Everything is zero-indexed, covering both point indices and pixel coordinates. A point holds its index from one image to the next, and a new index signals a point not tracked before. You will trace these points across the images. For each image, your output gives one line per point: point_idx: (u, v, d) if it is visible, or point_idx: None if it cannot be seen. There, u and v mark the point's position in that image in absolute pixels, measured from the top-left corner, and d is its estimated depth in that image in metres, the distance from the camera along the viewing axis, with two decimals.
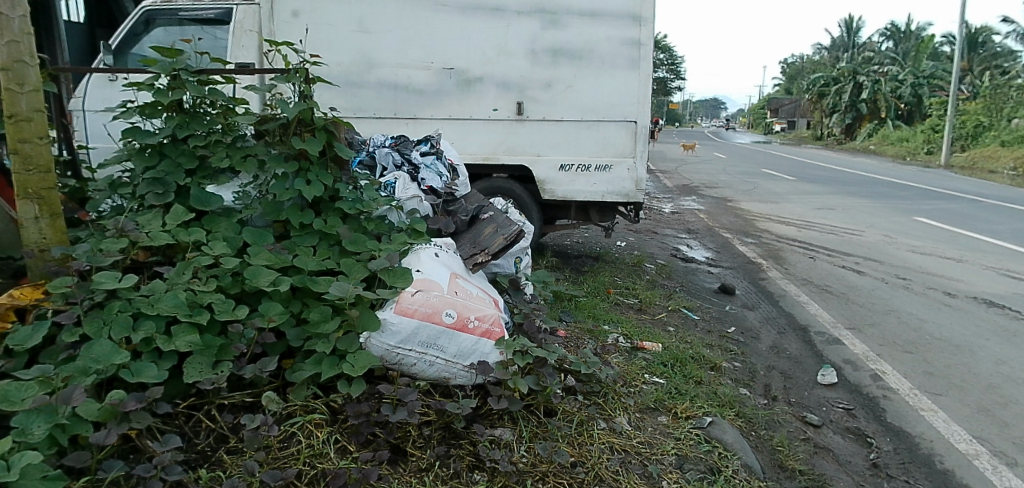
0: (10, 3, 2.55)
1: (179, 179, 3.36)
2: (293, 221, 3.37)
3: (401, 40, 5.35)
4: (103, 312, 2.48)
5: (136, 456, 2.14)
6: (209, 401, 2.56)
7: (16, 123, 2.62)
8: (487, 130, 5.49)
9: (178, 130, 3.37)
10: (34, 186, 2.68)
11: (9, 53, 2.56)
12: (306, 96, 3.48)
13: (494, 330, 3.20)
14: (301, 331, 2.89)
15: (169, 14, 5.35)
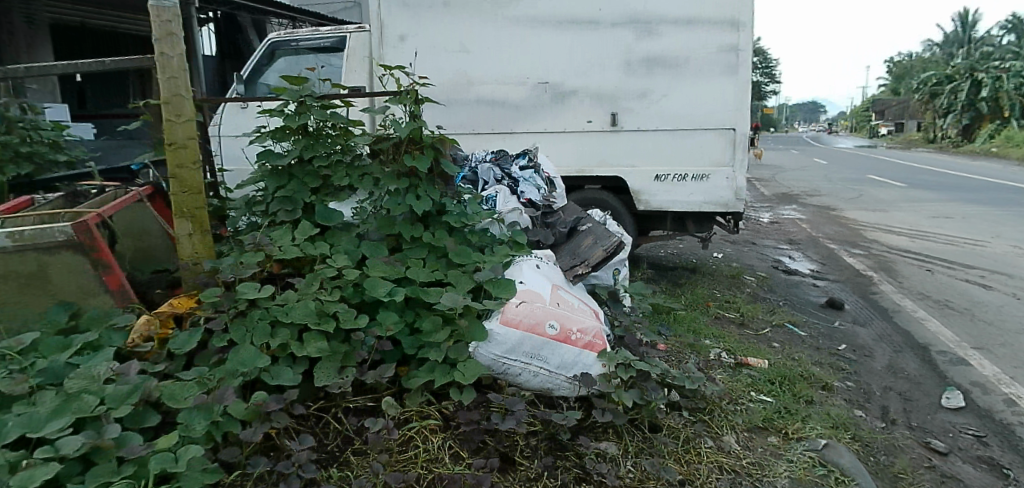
0: (170, 44, 2.89)
1: (305, 197, 3.63)
2: (405, 235, 3.55)
3: (498, 58, 5.50)
4: (246, 320, 2.74)
5: (276, 453, 2.34)
6: (336, 404, 2.76)
7: (175, 150, 2.96)
8: (582, 142, 5.54)
9: (304, 152, 3.64)
10: (188, 207, 3.01)
11: (169, 89, 2.91)
12: (416, 115, 3.66)
13: (595, 342, 3.21)
14: (415, 340, 3.03)
15: (290, 44, 5.78)
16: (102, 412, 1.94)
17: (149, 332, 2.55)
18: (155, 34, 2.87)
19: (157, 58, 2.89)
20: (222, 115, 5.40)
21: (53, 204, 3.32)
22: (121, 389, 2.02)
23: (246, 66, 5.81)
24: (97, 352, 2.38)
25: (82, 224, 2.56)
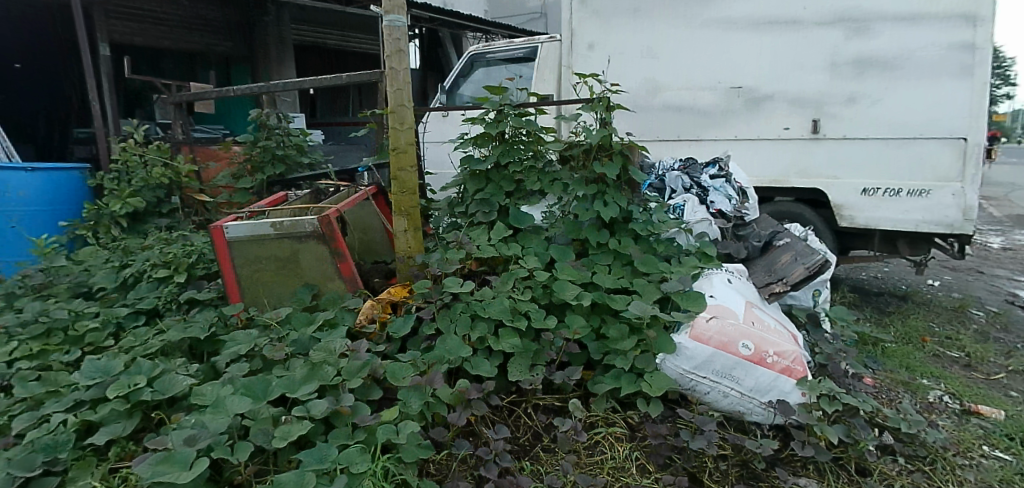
0: (398, 59, 3.21)
1: (501, 200, 3.82)
2: (591, 240, 3.57)
3: (687, 63, 5.23)
4: (450, 311, 2.95)
5: (475, 440, 2.50)
6: (527, 400, 2.87)
7: (397, 155, 3.28)
8: (777, 151, 5.03)
9: (502, 157, 3.81)
10: (406, 206, 3.33)
11: (396, 100, 3.24)
12: (607, 122, 3.70)
13: (794, 368, 2.99)
14: (601, 345, 3.05)
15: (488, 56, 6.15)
16: (339, 382, 2.22)
17: (373, 315, 2.87)
18: (387, 51, 3.21)
19: (388, 72, 3.23)
20: (432, 122, 5.91)
21: (301, 201, 3.88)
22: (354, 364, 2.30)
23: (450, 77, 6.26)
24: (332, 329, 2.73)
25: (326, 218, 2.94)
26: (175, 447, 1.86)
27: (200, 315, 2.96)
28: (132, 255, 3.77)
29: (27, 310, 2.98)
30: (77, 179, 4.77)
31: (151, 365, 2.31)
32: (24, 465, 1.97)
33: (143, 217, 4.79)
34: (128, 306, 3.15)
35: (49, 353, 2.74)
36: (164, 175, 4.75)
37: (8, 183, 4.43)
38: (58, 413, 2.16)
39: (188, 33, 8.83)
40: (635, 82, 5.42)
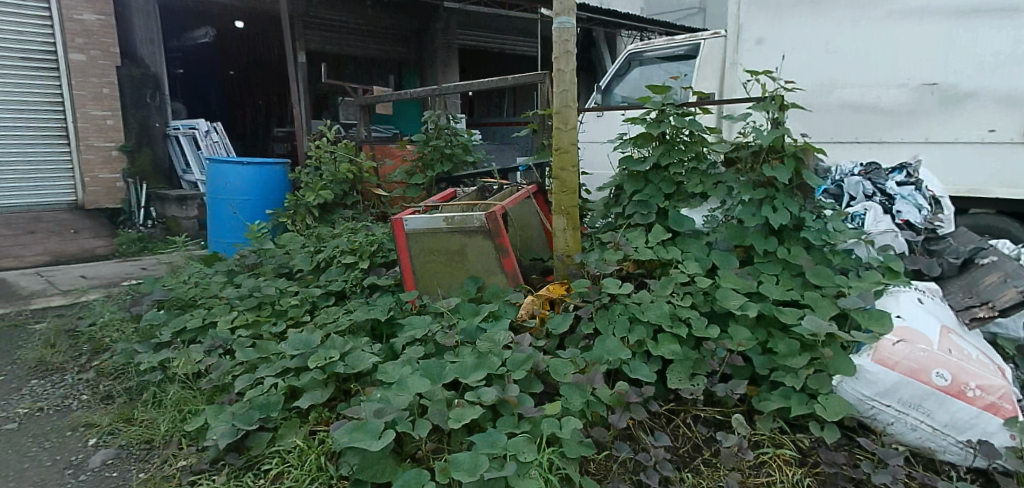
0: (566, 60, 3.26)
1: (659, 202, 3.70)
2: (757, 248, 3.36)
3: (870, 56, 4.45)
4: (608, 313, 2.94)
5: (634, 443, 2.49)
6: (687, 410, 2.79)
7: (561, 154, 3.35)
8: (981, 158, 4.10)
9: (662, 158, 3.69)
10: (565, 205, 3.38)
11: (560, 101, 3.29)
12: (779, 123, 3.48)
13: (1002, 406, 2.60)
14: (767, 360, 2.87)
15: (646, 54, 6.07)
16: (505, 372, 2.33)
17: (534, 311, 2.95)
18: (555, 53, 3.27)
19: (554, 73, 3.28)
20: (586, 121, 5.92)
21: (468, 197, 4.10)
22: (519, 356, 2.38)
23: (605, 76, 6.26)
24: (498, 321, 2.85)
25: (492, 214, 3.07)
26: (367, 418, 2.06)
27: (381, 299, 3.25)
28: (324, 241, 4.23)
29: (244, 286, 3.49)
30: (278, 173, 5.36)
31: (342, 342, 2.59)
32: (245, 419, 2.30)
33: (331, 208, 5.32)
34: (322, 287, 3.55)
35: (261, 323, 3.17)
36: (349, 171, 5.26)
37: (229, 175, 5.17)
38: (270, 376, 2.50)
39: (371, 41, 9.58)
40: (809, 79, 4.71)
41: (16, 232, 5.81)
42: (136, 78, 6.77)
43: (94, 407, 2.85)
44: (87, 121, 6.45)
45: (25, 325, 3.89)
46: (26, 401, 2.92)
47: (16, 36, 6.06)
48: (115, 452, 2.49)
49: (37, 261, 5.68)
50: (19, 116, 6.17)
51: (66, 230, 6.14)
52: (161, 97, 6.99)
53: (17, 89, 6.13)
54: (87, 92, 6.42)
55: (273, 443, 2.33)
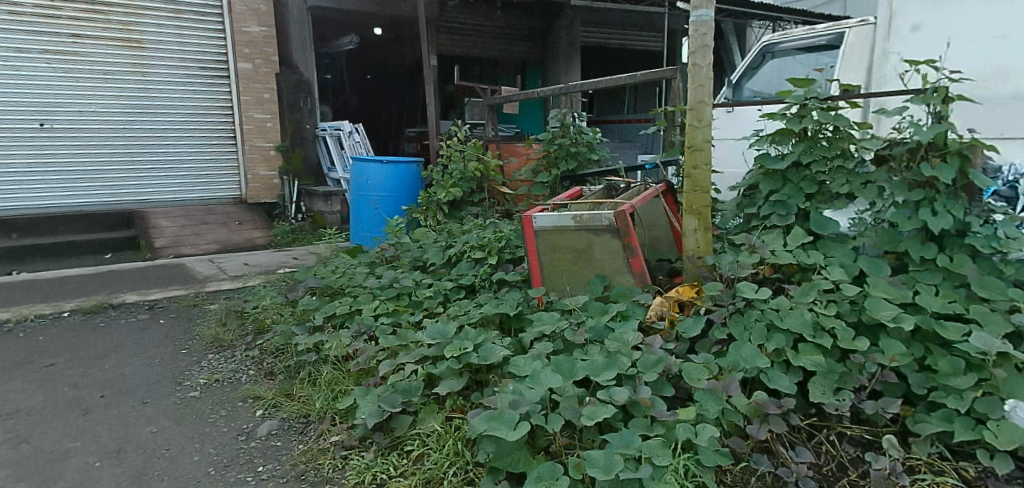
0: (702, 55, 3.13)
1: (799, 203, 3.44)
2: (913, 255, 3.05)
3: None
4: (743, 318, 2.79)
5: (773, 457, 2.37)
6: (831, 426, 2.61)
7: (693, 152, 3.23)
8: None
9: (803, 156, 3.45)
10: (698, 205, 3.26)
11: (695, 97, 3.19)
12: (942, 117, 3.14)
13: None
14: (926, 379, 2.61)
15: (783, 45, 5.72)
16: (636, 374, 2.31)
17: (664, 312, 2.85)
18: (691, 47, 3.16)
19: (689, 68, 3.18)
20: (722, 118, 5.65)
21: (596, 196, 4.09)
22: (651, 358, 2.35)
23: (738, 69, 6.02)
24: (627, 321, 2.82)
25: (622, 213, 3.05)
26: (504, 409, 2.13)
27: (510, 294, 3.33)
28: (455, 237, 4.40)
29: (384, 277, 3.74)
30: (413, 171, 5.63)
31: (475, 334, 2.72)
32: (390, 401, 2.47)
33: (460, 205, 5.52)
34: (453, 281, 3.73)
35: (400, 312, 3.39)
36: (477, 169, 5.46)
37: (371, 173, 5.53)
38: (410, 363, 2.67)
39: (495, 41, 9.81)
40: (974, 66, 3.98)
41: (193, 223, 6.58)
42: (291, 84, 7.41)
43: (260, 382, 3.18)
44: (250, 123, 7.20)
45: (202, 305, 4.43)
46: (205, 372, 3.31)
47: (196, 50, 6.93)
48: (278, 424, 2.75)
49: (206, 249, 6.26)
50: (197, 120, 7.04)
51: (233, 222, 6.85)
52: (312, 101, 7.63)
53: (196, 97, 7.00)
54: (250, 96, 7.15)
55: (414, 426, 2.48)
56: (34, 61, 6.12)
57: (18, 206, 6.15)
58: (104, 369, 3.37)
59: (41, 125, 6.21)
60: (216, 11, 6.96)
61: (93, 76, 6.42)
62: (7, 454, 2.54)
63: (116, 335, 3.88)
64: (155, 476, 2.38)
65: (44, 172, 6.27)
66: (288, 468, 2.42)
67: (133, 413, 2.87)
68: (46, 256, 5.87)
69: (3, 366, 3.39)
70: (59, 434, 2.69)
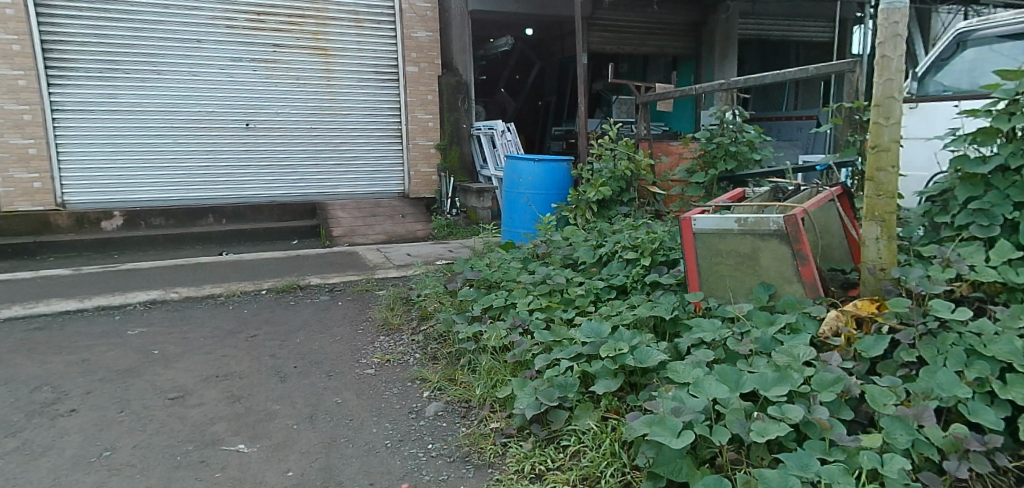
0: (893, 45, 2.80)
1: (1006, 212, 2.98)
2: None
3: None
4: (936, 340, 2.48)
5: None
6: None
7: (877, 153, 2.89)
8: None
9: (1013, 158, 2.96)
10: (880, 210, 2.88)
11: (883, 91, 2.85)
12: None
13: None
14: None
15: (984, 32, 4.98)
16: (810, 392, 2.18)
17: (839, 328, 2.61)
18: (881, 37, 2.84)
19: (878, 60, 2.85)
20: (908, 117, 5.07)
21: (760, 198, 3.86)
22: (828, 376, 2.19)
23: (924, 62, 5.34)
24: (796, 334, 2.63)
25: (792, 218, 2.83)
26: (665, 415, 2.09)
27: (664, 297, 3.25)
28: (607, 236, 4.36)
29: (538, 273, 3.82)
30: (563, 169, 5.67)
31: (630, 335, 2.72)
32: (547, 395, 2.54)
33: (609, 204, 5.44)
34: (604, 280, 3.71)
35: (553, 308, 3.44)
36: (627, 169, 5.32)
37: (524, 171, 5.66)
38: (566, 359, 2.72)
39: (649, 38, 9.49)
40: None
41: (364, 215, 7.14)
42: (451, 86, 7.84)
43: (426, 365, 3.41)
44: (415, 123, 7.76)
45: (373, 291, 4.82)
46: (378, 352, 3.61)
47: (372, 55, 7.52)
48: (443, 406, 2.93)
49: (375, 239, 6.76)
50: (372, 120, 7.64)
51: (397, 215, 7.34)
52: (469, 101, 7.94)
53: (371, 98, 7.59)
54: (416, 98, 7.70)
55: (569, 422, 2.51)
56: (243, 68, 6.95)
57: (227, 195, 7.05)
58: (295, 343, 3.78)
59: (247, 124, 7.05)
60: (390, 19, 7.53)
61: (288, 81, 7.18)
62: (226, 410, 2.93)
63: (303, 313, 4.33)
64: (343, 442, 2.63)
65: (249, 166, 7.11)
66: (454, 449, 2.55)
67: (320, 385, 3.20)
68: (247, 241, 6.66)
69: (218, 334, 3.92)
70: (264, 397, 3.07)
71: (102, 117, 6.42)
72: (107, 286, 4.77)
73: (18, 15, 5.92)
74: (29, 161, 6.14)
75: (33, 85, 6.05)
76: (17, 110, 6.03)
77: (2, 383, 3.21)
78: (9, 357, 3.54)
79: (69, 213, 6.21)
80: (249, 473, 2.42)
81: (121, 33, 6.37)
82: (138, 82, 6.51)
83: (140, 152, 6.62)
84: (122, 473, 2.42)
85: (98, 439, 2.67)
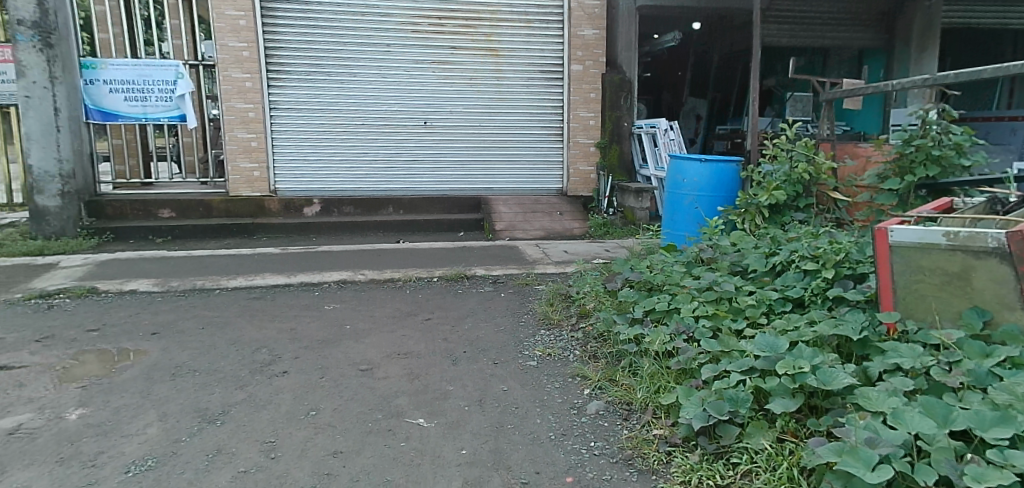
0: None
1: None
2: None
3: None
4: None
5: None
6: None
7: None
8: None
9: None
10: None
11: None
12: None
13: None
14: None
15: None
16: None
17: None
18: None
19: None
20: None
21: (972, 210, 3.39)
22: None
23: None
24: (1018, 370, 2.30)
25: (1019, 234, 2.46)
26: (858, 444, 1.97)
27: (851, 314, 2.98)
28: (781, 244, 4.05)
29: (704, 278, 3.66)
30: (733, 171, 5.39)
31: (811, 353, 2.57)
32: (717, 408, 2.45)
33: (782, 210, 4.97)
34: (778, 291, 3.48)
35: (721, 317, 3.29)
36: (805, 172, 4.81)
37: (690, 172, 5.44)
38: (737, 373, 2.63)
39: (830, 29, 8.55)
40: None
41: (525, 211, 7.33)
42: (615, 83, 7.75)
43: (586, 362, 3.44)
44: (577, 121, 7.81)
45: (533, 285, 4.93)
46: (540, 345, 3.71)
47: (541, 55, 7.68)
48: (604, 405, 2.94)
49: (534, 235, 6.90)
50: (538, 119, 7.81)
51: (556, 212, 7.44)
52: (632, 100, 7.84)
53: (539, 97, 7.77)
54: (579, 96, 7.76)
55: (740, 439, 2.41)
56: (424, 70, 7.44)
57: (406, 188, 7.61)
58: (463, 329, 4.01)
59: (425, 122, 7.54)
60: (559, 18, 7.63)
61: (464, 80, 7.55)
62: (406, 386, 3.18)
63: (469, 302, 4.56)
64: (510, 429, 2.76)
65: (425, 161, 7.62)
66: (617, 450, 2.56)
67: (487, 371, 3.36)
68: (419, 231, 7.13)
69: (396, 315, 4.26)
70: (438, 377, 3.29)
71: (306, 114, 7.22)
72: (305, 265, 5.37)
73: (249, 25, 6.82)
74: (251, 153, 7.06)
75: (257, 87, 6.94)
76: (244, 108, 6.95)
77: (230, 342, 3.75)
78: (234, 320, 4.13)
79: (279, 199, 7.08)
80: (429, 446, 2.63)
81: (326, 39, 7.12)
82: (337, 83, 7.24)
83: (336, 146, 7.38)
84: (324, 432, 2.73)
85: (305, 399, 3.03)
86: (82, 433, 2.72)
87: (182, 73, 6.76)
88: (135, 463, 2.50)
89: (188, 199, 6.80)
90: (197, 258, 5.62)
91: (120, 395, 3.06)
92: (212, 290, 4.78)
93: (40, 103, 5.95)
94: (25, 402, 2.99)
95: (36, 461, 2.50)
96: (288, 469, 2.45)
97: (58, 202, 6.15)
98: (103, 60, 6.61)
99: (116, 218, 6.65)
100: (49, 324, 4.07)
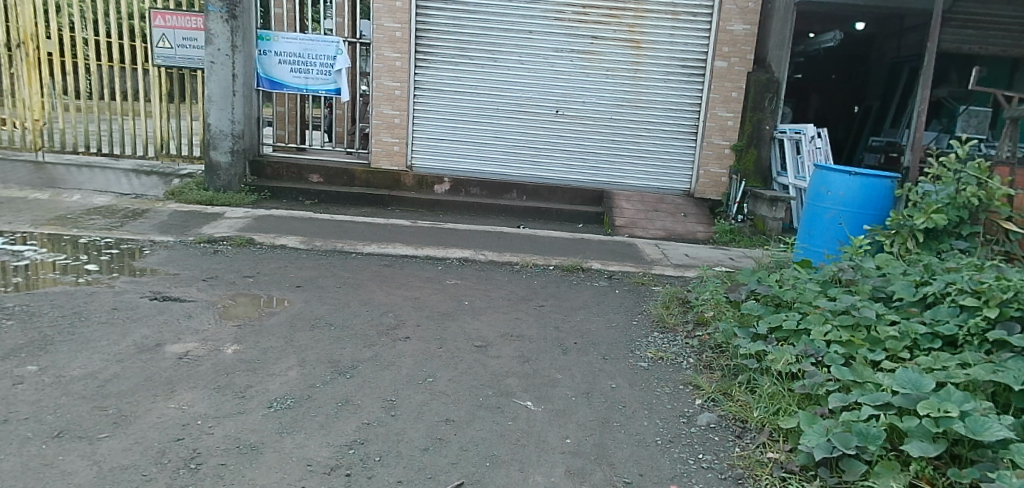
0: None
1: None
2: None
3: None
4: None
5: None
6: None
7: None
8: None
9: None
10: None
11: None
12: None
13: None
14: None
15: None
16: None
17: None
18: None
19: None
20: None
21: None
22: None
23: None
24: None
25: None
26: None
27: (1014, 361, 2.66)
28: (936, 273, 3.65)
29: (841, 300, 3.38)
30: (886, 187, 4.86)
31: (961, 398, 2.34)
32: (843, 440, 2.31)
33: (939, 234, 4.46)
34: (927, 324, 3.15)
35: (857, 345, 3.03)
36: (973, 196, 4.30)
37: (835, 183, 4.97)
38: (870, 406, 2.45)
39: None
40: None
41: (648, 209, 7.18)
42: (761, 83, 7.24)
43: (700, 372, 3.33)
44: (713, 120, 7.49)
45: (648, 285, 4.85)
46: (653, 347, 3.64)
47: (685, 48, 7.41)
48: (716, 418, 2.85)
49: (654, 234, 6.74)
50: (673, 115, 7.59)
51: (680, 213, 7.21)
52: (778, 101, 7.22)
53: (678, 94, 7.53)
54: (719, 94, 7.42)
55: (867, 477, 2.25)
56: (562, 58, 7.45)
57: (531, 176, 7.73)
58: (575, 320, 4.02)
59: (556, 111, 7.58)
60: (707, 12, 7.31)
61: (602, 72, 7.48)
62: (517, 368, 3.25)
63: (583, 294, 4.56)
64: (616, 427, 2.74)
65: (554, 150, 7.67)
66: (726, 467, 2.48)
67: (597, 366, 3.35)
68: (541, 218, 7.21)
69: (512, 298, 4.35)
70: (549, 364, 3.33)
71: (446, 96, 7.53)
72: (430, 240, 5.62)
73: (404, 7, 7.21)
74: (394, 129, 7.52)
75: (405, 67, 7.36)
76: (393, 86, 7.41)
77: (363, 303, 4.03)
78: (366, 283, 4.42)
79: (414, 175, 7.45)
80: (535, 429, 2.68)
81: (473, 23, 7.33)
82: (479, 68, 7.47)
83: (470, 128, 7.64)
84: (439, 399, 2.87)
85: (425, 366, 3.19)
86: (235, 367, 3.04)
87: (342, 49, 7.25)
88: (277, 400, 2.76)
89: (336, 167, 7.33)
90: (338, 222, 6.05)
91: (268, 338, 3.39)
92: (349, 252, 5.14)
93: (222, 69, 6.63)
94: (193, 333, 3.39)
95: (197, 385, 2.84)
96: (405, 429, 2.60)
97: (228, 159, 6.84)
98: (277, 33, 7.23)
99: (274, 179, 7.32)
100: (213, 266, 4.58)
